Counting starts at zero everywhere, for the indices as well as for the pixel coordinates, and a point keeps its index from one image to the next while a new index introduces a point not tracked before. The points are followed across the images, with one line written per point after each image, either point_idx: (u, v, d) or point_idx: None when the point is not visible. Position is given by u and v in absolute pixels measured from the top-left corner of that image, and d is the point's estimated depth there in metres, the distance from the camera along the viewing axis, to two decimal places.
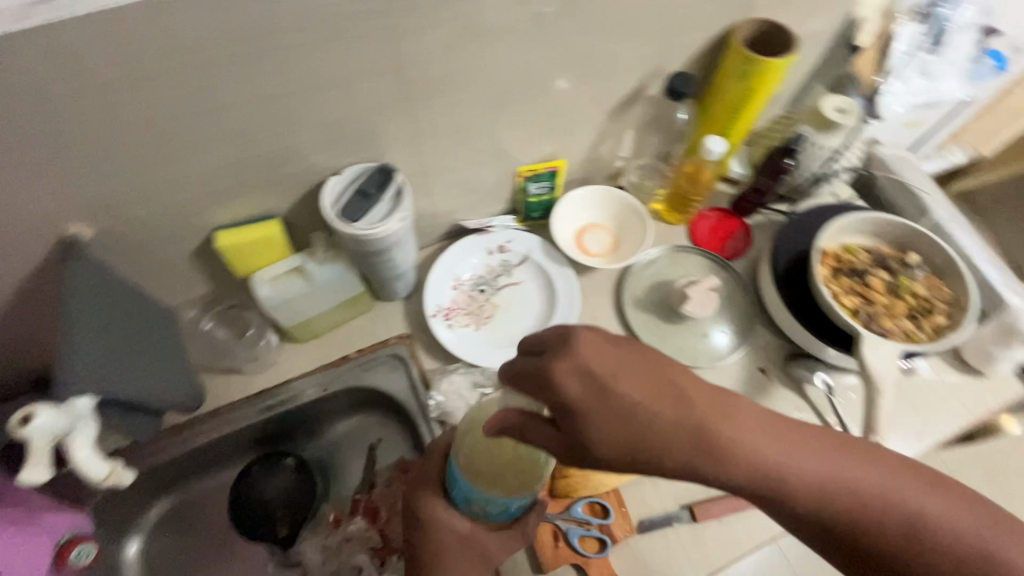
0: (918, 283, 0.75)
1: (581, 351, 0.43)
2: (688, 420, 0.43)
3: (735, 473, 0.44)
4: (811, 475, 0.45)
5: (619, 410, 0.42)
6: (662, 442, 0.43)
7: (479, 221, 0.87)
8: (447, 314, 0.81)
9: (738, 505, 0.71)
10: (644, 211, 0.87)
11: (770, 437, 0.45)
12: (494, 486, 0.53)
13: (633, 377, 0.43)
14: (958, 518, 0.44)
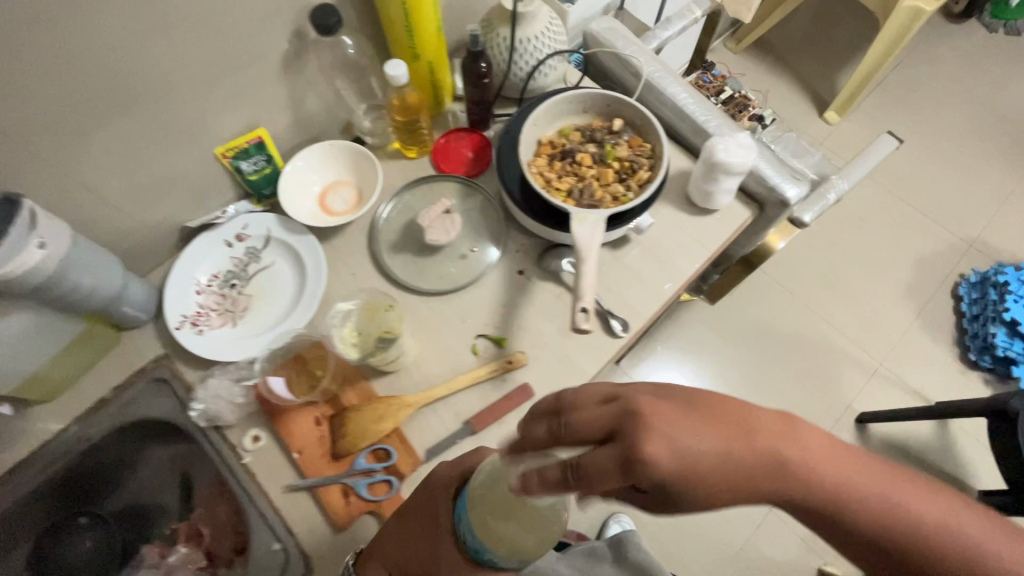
0: (623, 146, 0.78)
1: (640, 419, 0.39)
2: (767, 456, 0.42)
3: (785, 496, 0.44)
4: (864, 487, 0.45)
5: (685, 463, 0.39)
6: (745, 479, 0.42)
7: (206, 216, 0.82)
8: (196, 321, 0.77)
9: (516, 403, 0.74)
10: (372, 154, 0.85)
11: (822, 454, 0.44)
12: (499, 545, 0.49)
13: (699, 438, 0.40)
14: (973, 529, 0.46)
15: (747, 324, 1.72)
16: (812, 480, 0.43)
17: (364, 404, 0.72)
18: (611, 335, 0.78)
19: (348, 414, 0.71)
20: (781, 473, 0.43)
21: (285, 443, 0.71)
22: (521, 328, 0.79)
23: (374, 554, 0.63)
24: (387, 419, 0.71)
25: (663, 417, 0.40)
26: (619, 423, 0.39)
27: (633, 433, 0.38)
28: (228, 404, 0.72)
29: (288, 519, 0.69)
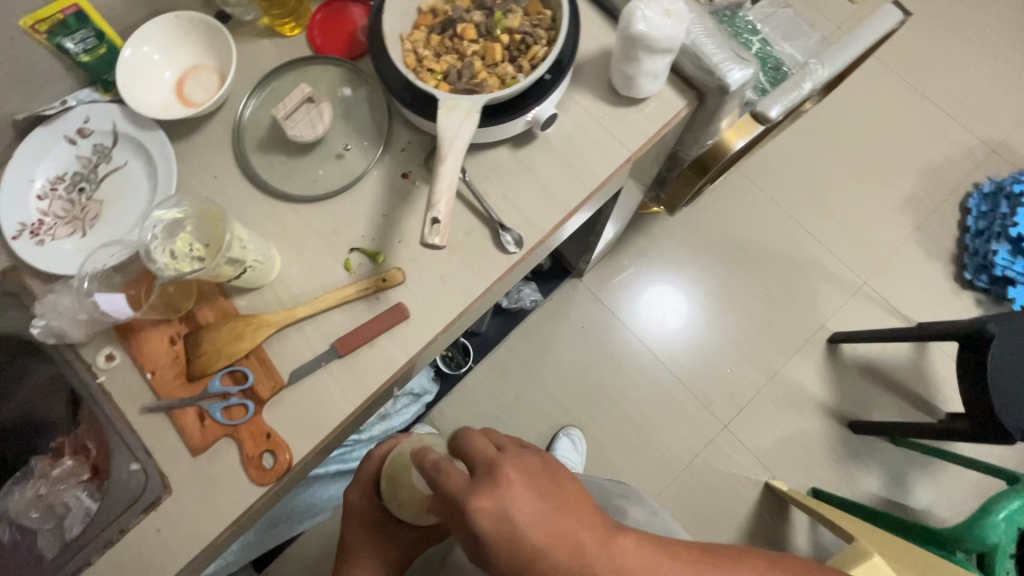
0: (518, 14, 0.62)
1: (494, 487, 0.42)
2: (574, 564, 0.43)
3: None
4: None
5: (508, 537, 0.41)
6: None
7: (41, 107, 0.71)
8: (36, 230, 0.69)
9: (388, 325, 0.66)
10: (223, 27, 0.71)
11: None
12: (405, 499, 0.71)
13: (530, 516, 0.42)
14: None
15: (724, 237, 1.60)
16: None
17: (220, 322, 0.66)
18: (502, 250, 0.68)
19: (202, 334, 0.65)
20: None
21: (139, 363, 0.66)
22: (401, 241, 0.69)
23: (348, 524, 0.81)
24: (243, 340, 0.65)
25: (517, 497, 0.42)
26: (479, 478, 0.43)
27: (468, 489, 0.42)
28: (72, 321, 0.66)
29: (145, 440, 0.65)
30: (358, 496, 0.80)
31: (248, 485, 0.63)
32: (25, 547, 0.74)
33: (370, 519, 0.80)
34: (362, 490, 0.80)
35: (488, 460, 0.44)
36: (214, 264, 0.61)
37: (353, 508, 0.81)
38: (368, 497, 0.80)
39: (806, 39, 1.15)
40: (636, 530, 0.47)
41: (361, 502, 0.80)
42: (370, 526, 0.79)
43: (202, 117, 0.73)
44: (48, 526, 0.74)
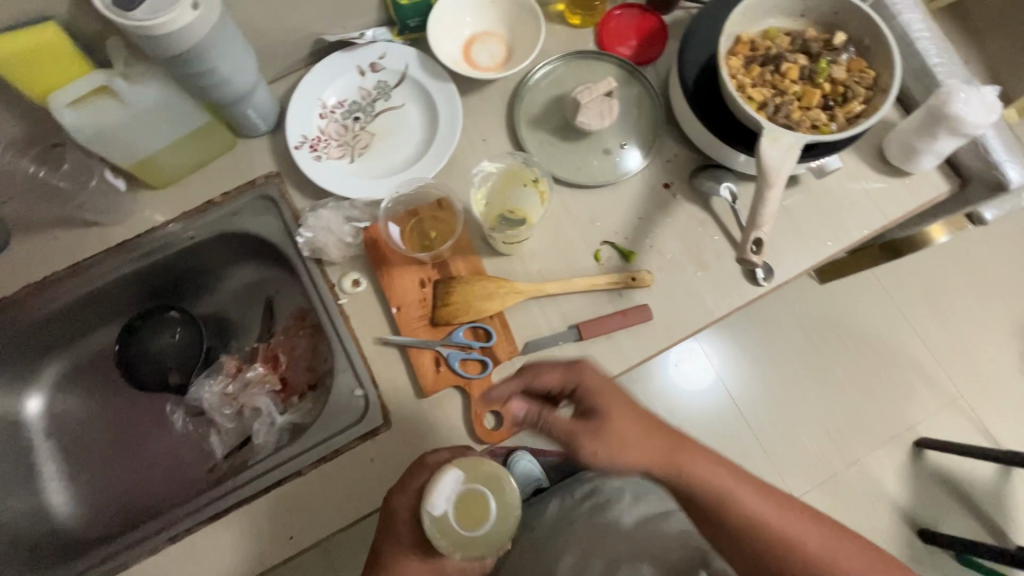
0: (840, 67, 0.65)
1: (585, 383, 0.54)
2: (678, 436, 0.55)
3: (656, 471, 0.54)
4: (695, 472, 0.54)
5: (619, 439, 0.52)
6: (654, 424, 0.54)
7: (343, 35, 0.74)
8: (314, 146, 0.72)
9: (629, 322, 0.67)
10: (538, 10, 0.74)
11: (658, 439, 0.54)
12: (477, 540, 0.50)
13: (622, 404, 0.53)
14: (775, 512, 0.55)
15: (835, 313, 1.56)
16: (677, 474, 0.54)
17: (474, 278, 0.68)
18: (752, 281, 0.70)
19: (456, 283, 0.67)
20: (663, 456, 0.53)
21: (386, 295, 0.68)
22: (651, 246, 0.71)
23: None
24: (495, 301, 0.67)
25: (598, 389, 0.54)
26: (574, 385, 0.55)
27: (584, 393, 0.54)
28: (335, 240, 0.68)
29: (375, 370, 0.67)
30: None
31: (466, 439, 0.65)
32: (197, 440, 0.77)
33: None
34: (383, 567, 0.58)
35: (569, 369, 0.55)
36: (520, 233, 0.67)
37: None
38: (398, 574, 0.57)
39: None
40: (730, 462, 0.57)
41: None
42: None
43: (483, 81, 0.76)
44: (229, 426, 0.77)
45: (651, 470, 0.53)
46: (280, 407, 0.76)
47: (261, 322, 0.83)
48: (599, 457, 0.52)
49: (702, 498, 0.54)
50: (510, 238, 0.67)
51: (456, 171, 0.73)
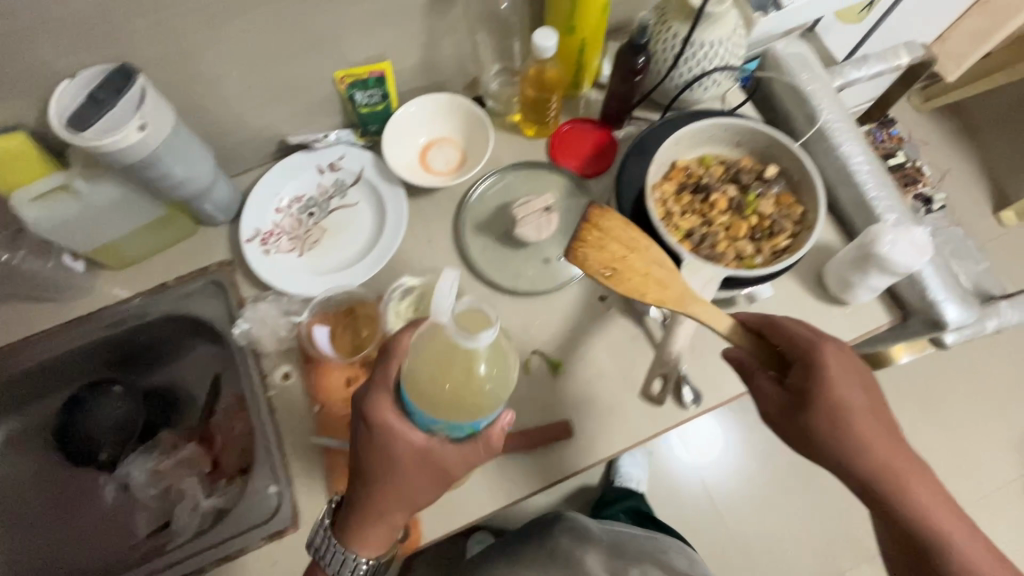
0: (769, 200, 0.67)
1: (826, 361, 0.56)
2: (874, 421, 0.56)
3: (857, 464, 0.55)
4: (880, 456, 0.55)
5: (837, 415, 0.55)
6: (836, 401, 0.55)
7: (306, 136, 0.78)
8: (265, 239, 0.75)
9: (548, 439, 0.67)
10: (490, 125, 0.78)
11: (873, 420, 0.56)
12: (456, 414, 0.54)
13: (852, 378, 0.56)
14: (926, 497, 0.55)
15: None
16: (892, 463, 0.55)
17: (601, 242, 0.59)
18: (680, 403, 0.68)
19: (655, 267, 0.60)
20: (862, 440, 0.55)
21: (312, 391, 0.69)
22: (581, 358, 0.71)
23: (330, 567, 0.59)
24: (642, 291, 0.59)
25: (838, 372, 0.56)
26: (805, 361, 0.57)
27: (815, 371, 0.56)
28: (270, 332, 0.71)
29: (291, 469, 0.67)
30: (360, 476, 0.59)
31: None
32: (124, 515, 0.77)
33: (426, 497, 0.59)
34: (364, 483, 0.58)
35: (820, 337, 0.58)
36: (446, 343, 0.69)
37: (376, 509, 0.58)
38: (369, 474, 0.58)
39: (974, 264, 1.17)
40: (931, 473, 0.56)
41: (380, 494, 0.58)
42: (415, 503, 0.59)
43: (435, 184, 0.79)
44: (154, 505, 0.76)
45: (854, 460, 0.55)
46: (208, 489, 0.76)
47: (207, 395, 0.84)
48: (798, 424, 0.56)
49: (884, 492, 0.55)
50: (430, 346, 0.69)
51: (398, 270, 0.75)
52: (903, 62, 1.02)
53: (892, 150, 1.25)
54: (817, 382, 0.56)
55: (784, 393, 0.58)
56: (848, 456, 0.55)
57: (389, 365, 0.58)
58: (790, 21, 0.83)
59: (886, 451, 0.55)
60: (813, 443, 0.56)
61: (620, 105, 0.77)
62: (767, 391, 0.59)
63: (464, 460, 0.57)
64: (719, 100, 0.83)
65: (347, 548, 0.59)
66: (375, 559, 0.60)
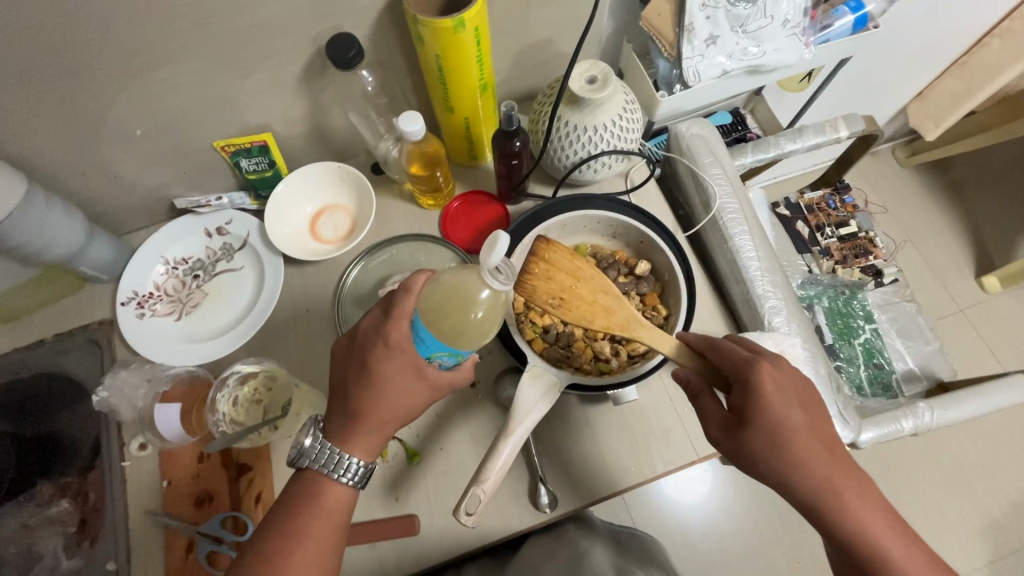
0: (636, 298, 0.65)
1: (760, 379, 0.49)
2: (834, 446, 0.49)
3: (803, 485, 0.48)
4: (828, 484, 0.47)
5: (779, 436, 0.48)
6: (786, 423, 0.48)
7: (192, 200, 0.79)
8: (142, 303, 0.75)
9: (391, 533, 0.64)
10: (372, 196, 0.77)
11: (821, 446, 0.48)
12: (460, 336, 0.50)
13: (796, 397, 0.49)
14: (881, 530, 0.47)
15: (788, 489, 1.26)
16: (824, 483, 0.47)
17: (547, 274, 0.58)
18: (535, 507, 0.65)
19: (601, 296, 0.58)
20: (803, 464, 0.48)
21: (162, 465, 0.68)
22: (441, 449, 0.68)
23: (314, 504, 0.51)
24: (588, 319, 0.57)
25: (773, 392, 0.48)
26: (742, 379, 0.50)
27: (751, 391, 0.49)
28: (129, 401, 0.70)
29: (131, 547, 0.66)
30: (342, 397, 0.54)
31: None
32: None
33: (405, 408, 0.53)
34: (350, 414, 0.53)
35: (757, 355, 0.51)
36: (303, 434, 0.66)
37: (371, 417, 0.52)
38: (362, 395, 0.52)
39: (921, 344, 1.12)
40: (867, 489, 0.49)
41: (370, 404, 0.52)
42: (397, 419, 0.53)
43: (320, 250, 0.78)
44: (18, 564, 0.73)
45: (797, 484, 0.48)
46: (73, 550, 0.73)
47: (88, 450, 0.77)
48: (738, 446, 0.49)
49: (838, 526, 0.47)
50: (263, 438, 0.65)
51: (269, 340, 0.74)
52: (840, 136, 0.98)
53: (845, 219, 1.19)
54: (752, 400, 0.48)
55: (728, 413, 0.51)
56: (796, 479, 0.48)
57: (406, 296, 0.52)
58: (697, 99, 0.81)
59: (836, 479, 0.48)
60: (757, 467, 0.49)
61: (507, 183, 0.75)
62: (709, 411, 0.52)
63: (433, 391, 0.53)
64: (622, 176, 0.80)
65: (341, 448, 0.52)
66: (366, 467, 0.53)
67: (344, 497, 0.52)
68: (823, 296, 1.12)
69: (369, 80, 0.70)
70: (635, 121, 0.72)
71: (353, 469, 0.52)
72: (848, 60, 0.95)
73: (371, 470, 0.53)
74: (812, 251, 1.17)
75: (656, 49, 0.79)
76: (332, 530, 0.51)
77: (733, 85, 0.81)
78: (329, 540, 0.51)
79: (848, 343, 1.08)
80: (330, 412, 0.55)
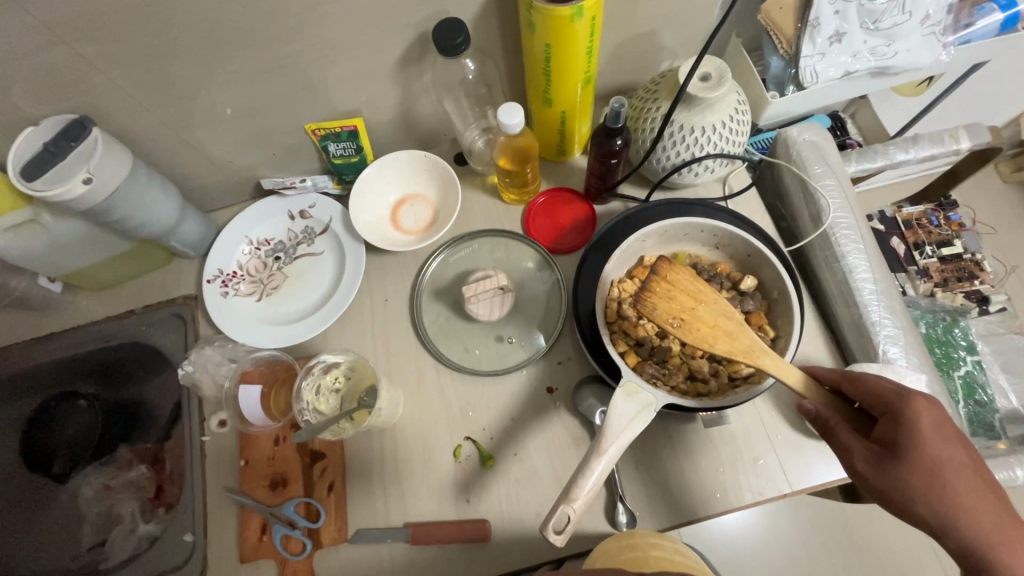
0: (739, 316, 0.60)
1: (917, 411, 0.45)
2: (995, 493, 0.44)
3: (963, 529, 0.43)
4: (989, 531, 0.42)
5: (939, 474, 0.43)
6: (943, 459, 0.44)
7: (279, 181, 0.80)
8: (226, 281, 0.76)
9: (462, 536, 0.62)
10: (458, 193, 0.75)
11: (982, 490, 0.44)
12: None
13: (955, 435, 0.45)
14: None
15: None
16: (987, 531, 0.42)
17: (669, 293, 0.53)
18: (612, 524, 0.62)
19: (724, 320, 0.53)
20: (964, 506, 0.43)
21: (240, 445, 0.68)
22: (516, 455, 0.66)
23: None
24: (708, 343, 0.53)
25: (932, 427, 0.44)
26: (893, 410, 0.46)
27: (904, 423, 0.45)
28: (211, 378, 0.72)
29: (207, 522, 0.67)
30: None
31: None
32: (73, 526, 0.77)
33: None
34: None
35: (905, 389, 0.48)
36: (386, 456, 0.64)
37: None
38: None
39: None
40: None
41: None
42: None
43: (400, 239, 0.77)
44: (99, 522, 0.77)
45: (959, 529, 0.43)
46: (147, 515, 0.74)
47: (168, 415, 0.79)
48: (887, 480, 0.44)
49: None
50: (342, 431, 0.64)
51: (348, 328, 0.73)
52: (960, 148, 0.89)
53: (949, 238, 1.09)
54: (907, 432, 0.45)
55: (875, 446, 0.46)
56: (958, 522, 0.43)
57: None
58: (810, 101, 0.74)
59: (1004, 530, 0.42)
60: (911, 505, 0.44)
61: (599, 183, 0.71)
62: (849, 443, 0.47)
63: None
64: (721, 181, 0.75)
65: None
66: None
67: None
68: (920, 321, 1.03)
69: (467, 69, 0.67)
70: (745, 124, 0.67)
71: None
72: (982, 64, 0.86)
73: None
74: (907, 271, 1.08)
75: (770, 45, 0.73)
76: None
77: (854, 88, 0.74)
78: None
79: (947, 374, 0.99)
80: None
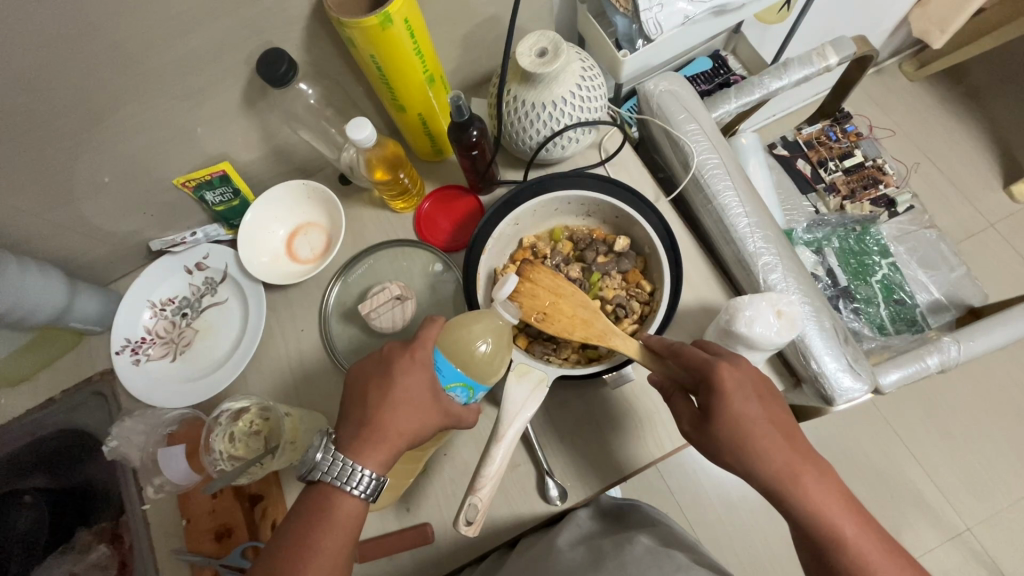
0: (612, 278, 0.65)
1: (720, 378, 0.48)
2: (789, 434, 0.49)
3: (762, 471, 0.47)
4: (782, 472, 0.47)
5: (741, 429, 0.48)
6: (740, 417, 0.48)
7: (169, 239, 0.80)
8: (136, 349, 0.76)
9: (405, 543, 0.63)
10: (342, 213, 0.76)
11: (778, 435, 0.48)
12: (474, 370, 0.54)
13: (756, 393, 0.49)
14: (836, 515, 0.46)
15: (824, 430, 1.21)
16: (778, 470, 0.47)
17: (527, 295, 0.59)
18: (545, 500, 0.63)
19: (580, 310, 0.59)
20: (763, 454, 0.47)
21: (180, 505, 0.70)
22: (446, 454, 0.67)
23: (322, 519, 0.49)
24: (567, 333, 0.58)
25: (734, 389, 0.48)
26: (704, 379, 0.50)
27: (710, 389, 0.49)
28: (137, 448, 0.70)
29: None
30: (363, 406, 0.53)
31: None
32: None
33: (418, 424, 0.52)
34: (366, 425, 0.52)
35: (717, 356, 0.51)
36: (327, 425, 0.69)
37: (388, 427, 0.51)
38: (381, 406, 0.52)
39: (946, 271, 1.05)
40: (826, 473, 0.48)
41: (389, 417, 0.51)
42: (414, 430, 0.51)
43: (299, 271, 0.77)
44: None
45: (757, 472, 0.48)
46: None
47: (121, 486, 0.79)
48: (704, 437, 0.49)
49: (794, 510, 0.47)
50: (260, 467, 0.63)
51: (265, 368, 0.74)
52: (830, 64, 0.88)
53: (848, 149, 1.11)
54: (712, 398, 0.48)
55: (697, 411, 0.51)
56: (757, 467, 0.47)
57: (431, 326, 0.55)
58: (664, 51, 0.75)
59: (795, 464, 0.47)
60: (722, 457, 0.49)
61: (474, 175, 0.72)
62: (680, 409, 0.52)
63: (442, 419, 0.53)
64: (595, 147, 0.76)
65: (355, 459, 0.50)
66: (378, 479, 0.50)
67: (355, 510, 0.50)
68: (833, 237, 1.06)
69: (310, 92, 0.69)
70: (597, 87, 0.68)
71: (364, 480, 0.49)
72: None
73: (383, 482, 0.51)
74: (816, 190, 1.10)
75: (611, 6, 0.74)
76: (344, 543, 0.49)
77: (701, 31, 0.75)
78: (343, 553, 0.49)
79: (865, 282, 1.03)
80: (343, 425, 0.53)
